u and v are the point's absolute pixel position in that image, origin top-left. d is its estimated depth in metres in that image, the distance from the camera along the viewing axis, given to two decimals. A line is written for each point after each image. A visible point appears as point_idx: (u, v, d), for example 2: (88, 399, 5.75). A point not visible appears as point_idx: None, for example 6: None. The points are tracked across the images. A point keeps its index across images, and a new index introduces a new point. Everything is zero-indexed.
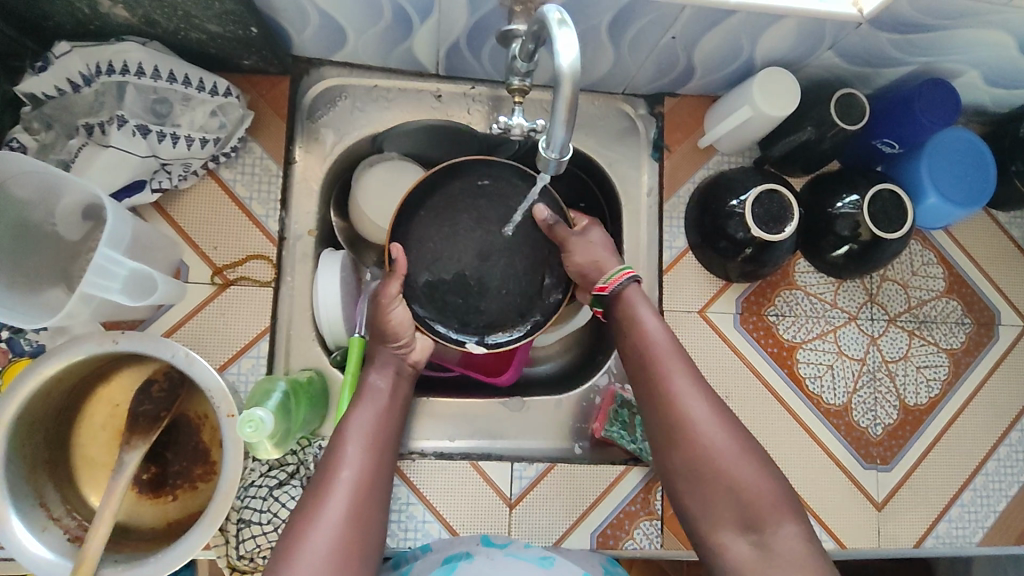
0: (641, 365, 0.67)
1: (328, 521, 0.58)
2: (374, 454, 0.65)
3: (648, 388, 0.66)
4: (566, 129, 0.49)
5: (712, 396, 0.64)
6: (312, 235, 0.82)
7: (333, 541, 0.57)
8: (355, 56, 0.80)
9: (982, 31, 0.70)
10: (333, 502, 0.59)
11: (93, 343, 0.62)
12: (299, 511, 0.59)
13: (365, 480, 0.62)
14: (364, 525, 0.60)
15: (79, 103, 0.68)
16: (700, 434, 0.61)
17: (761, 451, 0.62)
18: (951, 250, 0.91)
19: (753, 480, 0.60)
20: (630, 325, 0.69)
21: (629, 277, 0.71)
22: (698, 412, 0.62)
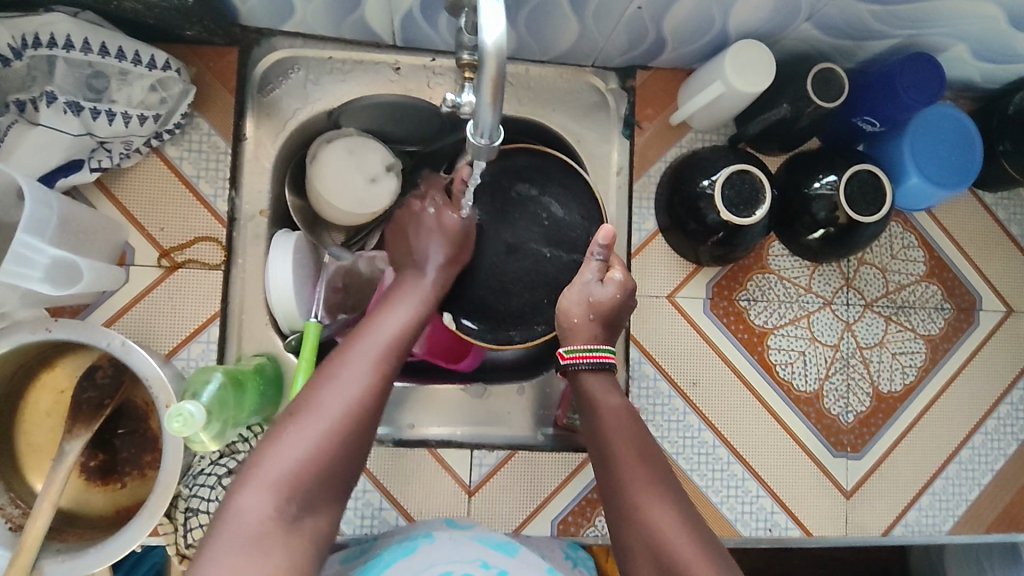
0: (603, 461, 0.61)
1: (325, 415, 0.54)
2: (396, 350, 0.61)
3: (610, 479, 0.60)
4: (493, 111, 0.46)
5: (677, 499, 0.58)
6: (265, 215, 0.79)
7: (324, 436, 0.53)
8: (306, 26, 0.75)
9: (969, 2, 0.65)
10: (338, 390, 0.56)
11: (27, 331, 0.60)
12: (299, 399, 0.56)
13: (379, 377, 0.58)
14: (366, 420, 0.56)
15: (8, 77, 0.64)
16: (664, 542, 0.55)
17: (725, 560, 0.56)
18: (933, 232, 0.88)
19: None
20: (590, 413, 0.63)
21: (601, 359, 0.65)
22: (660, 517, 0.56)
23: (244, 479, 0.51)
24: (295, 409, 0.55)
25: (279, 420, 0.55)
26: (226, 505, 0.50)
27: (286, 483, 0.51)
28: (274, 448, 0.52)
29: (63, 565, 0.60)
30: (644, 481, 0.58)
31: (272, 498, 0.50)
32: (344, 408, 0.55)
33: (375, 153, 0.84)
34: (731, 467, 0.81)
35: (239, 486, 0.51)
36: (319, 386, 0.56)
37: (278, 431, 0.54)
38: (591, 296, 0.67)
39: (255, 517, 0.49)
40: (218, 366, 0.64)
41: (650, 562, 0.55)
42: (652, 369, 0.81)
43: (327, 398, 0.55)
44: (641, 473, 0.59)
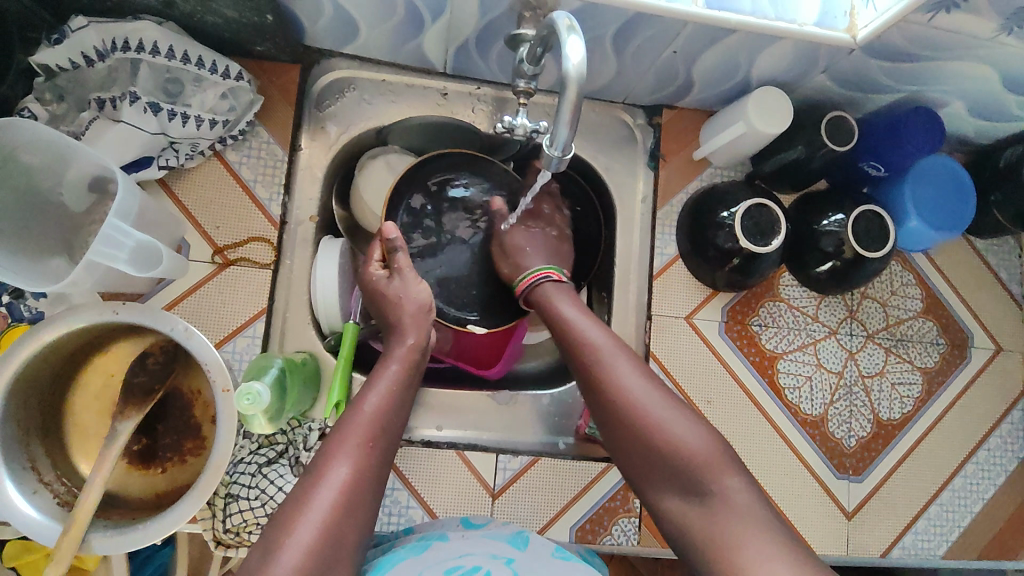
0: (569, 344, 0.67)
1: (307, 530, 0.53)
2: (373, 449, 0.59)
3: (578, 358, 0.66)
4: (569, 129, 0.52)
5: (640, 362, 0.65)
6: (313, 221, 0.83)
7: (307, 553, 0.52)
8: (365, 49, 0.81)
9: (969, 64, 0.73)
10: (319, 502, 0.54)
11: (93, 313, 0.63)
12: (277, 521, 0.54)
13: (356, 484, 0.57)
14: (347, 526, 0.55)
15: (92, 77, 0.69)
16: (634, 399, 0.61)
17: (690, 407, 0.62)
18: (929, 273, 0.95)
19: (694, 443, 0.59)
20: (553, 312, 0.71)
21: (546, 275, 0.76)
22: (626, 376, 0.62)
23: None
24: (277, 529, 0.53)
25: (260, 544, 0.53)
26: None
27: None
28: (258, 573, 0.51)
29: (112, 540, 0.62)
30: (611, 351, 0.65)
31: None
32: (324, 521, 0.54)
33: None
34: None
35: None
36: (297, 506, 0.54)
37: (263, 553, 0.52)
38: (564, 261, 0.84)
39: None
40: (274, 355, 0.67)
41: (626, 429, 0.61)
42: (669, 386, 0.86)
43: (306, 517, 0.54)
44: (603, 350, 0.65)
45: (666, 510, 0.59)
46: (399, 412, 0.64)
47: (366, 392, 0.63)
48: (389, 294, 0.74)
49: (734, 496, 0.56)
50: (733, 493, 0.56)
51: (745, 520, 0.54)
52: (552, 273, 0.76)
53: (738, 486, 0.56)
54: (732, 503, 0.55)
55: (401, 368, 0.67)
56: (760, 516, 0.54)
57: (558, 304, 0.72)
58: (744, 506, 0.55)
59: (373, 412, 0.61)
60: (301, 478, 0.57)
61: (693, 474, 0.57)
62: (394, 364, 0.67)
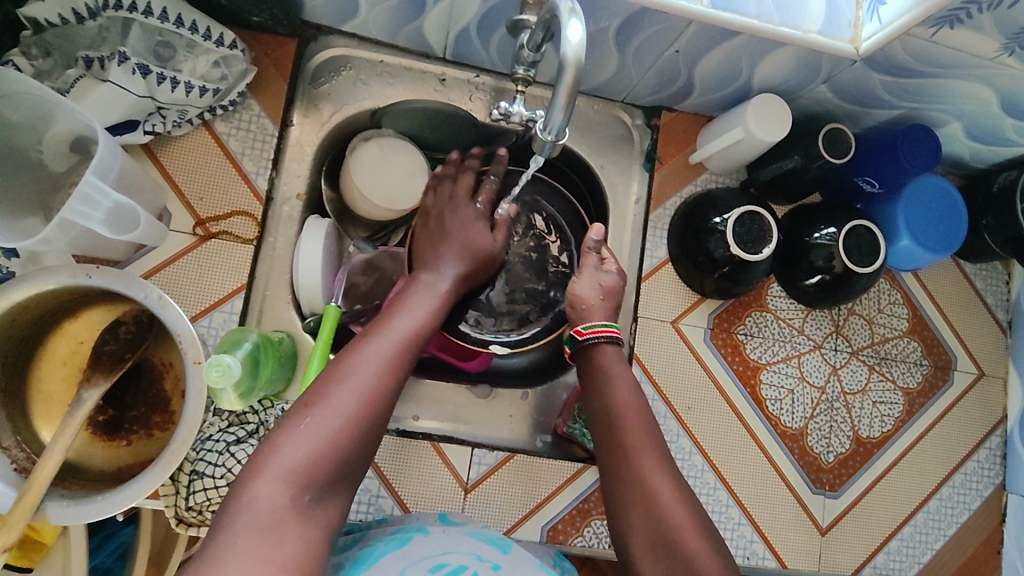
0: (611, 434, 0.67)
1: (343, 405, 0.53)
2: (407, 348, 0.60)
3: (616, 450, 0.65)
4: (564, 113, 0.51)
5: (676, 473, 0.64)
6: (300, 199, 0.82)
7: (340, 427, 0.53)
8: (364, 28, 0.80)
9: (967, 83, 0.73)
10: (357, 382, 0.55)
11: (65, 275, 0.61)
12: (311, 394, 0.54)
13: (389, 373, 0.57)
14: (379, 415, 0.55)
15: (81, 34, 0.67)
16: (665, 510, 0.61)
17: (714, 529, 0.61)
18: (917, 293, 0.94)
19: (707, 557, 0.59)
20: (605, 380, 0.70)
21: (610, 335, 0.72)
22: (663, 488, 0.62)
23: (256, 469, 0.50)
24: (309, 402, 0.53)
25: (290, 413, 0.54)
26: (239, 491, 0.49)
27: (301, 477, 0.50)
28: (282, 444, 0.51)
29: (69, 510, 0.60)
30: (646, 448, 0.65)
31: (289, 488, 0.49)
32: (362, 400, 0.54)
33: (411, 156, 0.88)
34: (716, 493, 0.84)
35: (256, 473, 0.50)
36: (331, 377, 0.55)
37: (291, 423, 0.52)
38: (602, 282, 0.76)
39: (270, 504, 0.48)
40: (250, 330, 0.66)
41: (645, 524, 0.61)
42: (651, 390, 0.85)
43: (343, 391, 0.54)
44: (644, 445, 0.65)
45: None
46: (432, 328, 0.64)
47: (400, 304, 0.64)
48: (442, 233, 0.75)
49: None
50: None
51: None
52: (611, 332, 0.72)
53: None
54: None
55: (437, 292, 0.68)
56: None
57: (612, 371, 0.70)
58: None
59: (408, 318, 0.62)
60: (339, 356, 0.57)
61: None
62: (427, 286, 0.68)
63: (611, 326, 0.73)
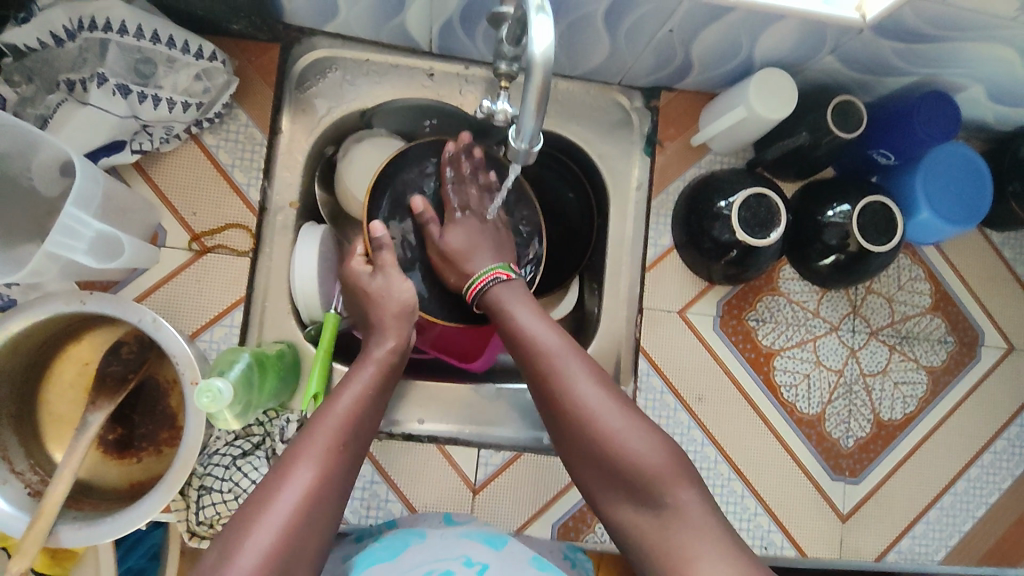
0: (525, 356, 0.65)
1: (262, 537, 0.51)
2: (342, 454, 0.58)
3: (534, 368, 0.64)
4: (536, 118, 0.49)
5: (601, 373, 0.63)
6: (294, 207, 0.81)
7: (264, 560, 0.50)
8: (347, 27, 0.78)
9: (986, 45, 0.68)
10: (279, 506, 0.53)
11: (60, 303, 0.62)
12: (232, 529, 0.52)
13: (320, 488, 0.55)
14: (309, 532, 0.53)
15: (62, 57, 0.67)
16: (588, 413, 0.60)
17: (645, 417, 0.61)
18: (939, 266, 0.90)
19: (650, 456, 0.58)
20: (506, 316, 0.68)
21: (493, 277, 0.71)
22: (586, 392, 0.61)
23: None
24: (231, 539, 0.51)
25: (212, 553, 0.51)
26: None
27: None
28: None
29: (81, 532, 0.62)
30: (567, 360, 0.63)
31: None
32: (283, 526, 0.52)
33: None
34: (731, 484, 0.83)
35: None
36: (259, 507, 0.53)
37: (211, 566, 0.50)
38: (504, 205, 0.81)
39: None
40: (244, 348, 0.66)
41: (585, 443, 0.60)
42: (660, 382, 0.83)
43: (263, 520, 0.52)
44: (561, 358, 0.63)
45: (619, 519, 0.59)
46: (371, 421, 0.63)
47: (338, 393, 0.62)
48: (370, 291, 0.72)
49: (686, 510, 0.56)
50: (686, 505, 0.56)
51: (700, 534, 0.54)
52: (502, 273, 0.72)
53: (691, 500, 0.56)
54: (686, 517, 0.55)
55: (379, 371, 0.66)
56: (710, 528, 0.55)
57: (509, 304, 0.69)
58: (700, 523, 0.55)
59: (345, 414, 0.60)
60: (266, 476, 0.56)
61: (648, 485, 0.57)
62: (371, 367, 0.66)
63: (503, 269, 0.72)
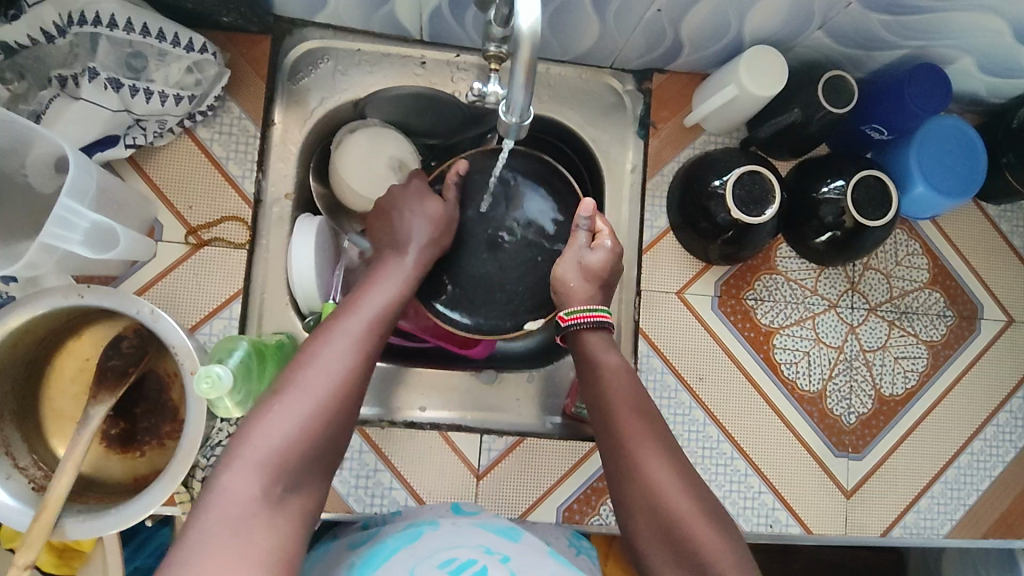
0: (605, 426, 0.63)
1: (322, 379, 0.55)
2: (374, 336, 0.60)
3: (611, 439, 0.62)
4: (524, 92, 0.49)
5: (676, 456, 0.61)
6: (289, 198, 0.81)
7: (311, 407, 0.53)
8: (337, 17, 0.78)
9: (975, 14, 0.68)
10: (335, 352, 0.57)
11: (60, 296, 0.62)
12: (291, 367, 0.56)
13: (357, 359, 0.58)
14: (358, 385, 0.57)
15: (53, 54, 0.67)
16: (663, 493, 0.58)
17: (719, 508, 0.59)
18: (936, 241, 0.90)
19: (718, 543, 0.56)
20: (590, 372, 0.66)
21: (595, 318, 0.68)
22: (660, 473, 0.59)
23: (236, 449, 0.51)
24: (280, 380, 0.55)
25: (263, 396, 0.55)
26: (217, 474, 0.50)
27: (285, 444, 0.52)
28: (258, 423, 0.52)
29: (86, 525, 0.62)
30: (643, 439, 0.61)
31: (268, 467, 0.50)
32: (340, 371, 0.56)
33: (396, 144, 0.87)
34: (734, 463, 0.83)
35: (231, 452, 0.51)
36: (305, 358, 0.56)
37: (272, 395, 0.54)
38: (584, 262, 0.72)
39: (249, 480, 0.50)
40: (242, 337, 0.66)
41: (655, 518, 0.58)
42: (660, 363, 0.83)
43: (324, 361, 0.56)
44: (642, 432, 0.61)
45: None
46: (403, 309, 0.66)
47: (376, 280, 0.67)
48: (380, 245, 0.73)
49: None
50: None
51: None
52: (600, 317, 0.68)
53: None
54: None
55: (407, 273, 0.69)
56: None
57: (596, 358, 0.66)
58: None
59: (373, 304, 0.63)
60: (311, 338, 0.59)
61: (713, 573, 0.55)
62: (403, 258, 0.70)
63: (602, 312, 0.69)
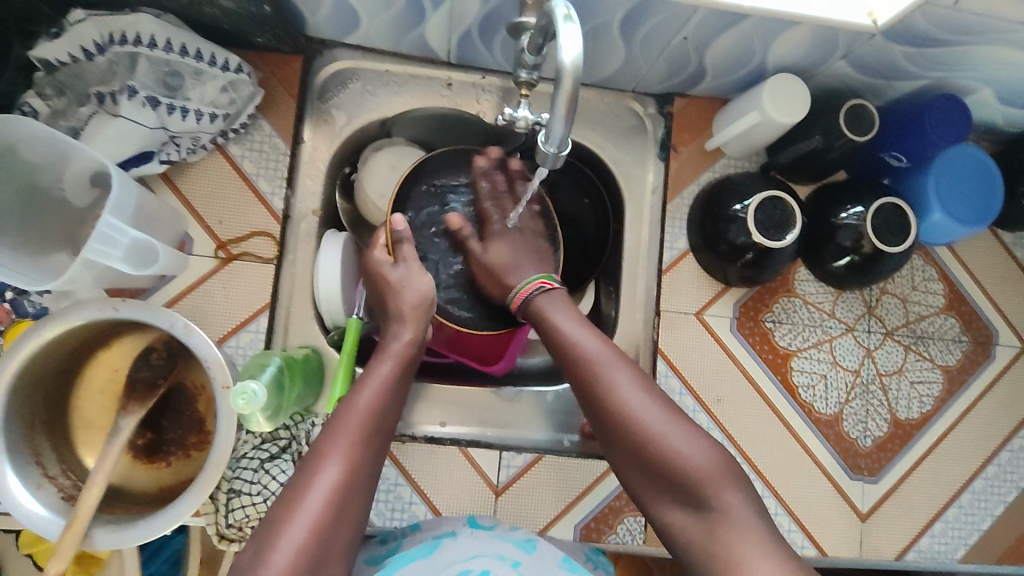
0: (568, 364, 0.65)
1: (295, 533, 0.52)
2: (364, 452, 0.58)
3: (577, 375, 0.64)
4: (565, 123, 0.51)
5: (643, 377, 0.63)
6: (316, 215, 0.82)
7: (296, 558, 0.51)
8: (367, 39, 0.80)
9: (996, 48, 0.69)
10: (313, 498, 0.54)
11: (94, 309, 0.63)
12: (265, 525, 0.53)
13: (346, 487, 0.55)
14: (337, 531, 0.54)
15: (91, 71, 0.68)
16: (634, 418, 0.60)
17: (689, 418, 0.62)
18: (952, 267, 0.91)
19: (693, 450, 0.59)
20: (549, 323, 0.68)
21: (536, 288, 0.71)
22: (629, 397, 0.61)
23: None
24: (264, 534, 0.52)
25: (246, 553, 0.52)
26: None
27: None
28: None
29: (115, 535, 0.63)
30: (608, 365, 0.63)
31: None
32: (314, 522, 0.53)
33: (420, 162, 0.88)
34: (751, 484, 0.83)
35: None
36: (289, 506, 0.53)
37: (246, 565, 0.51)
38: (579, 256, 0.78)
39: None
40: (273, 352, 0.68)
41: (632, 442, 0.60)
42: (678, 384, 0.84)
43: (295, 521, 0.52)
44: (603, 362, 0.63)
45: (670, 521, 0.59)
46: (395, 413, 0.63)
47: (358, 388, 0.61)
48: (391, 281, 0.72)
49: (732, 512, 0.56)
50: (733, 508, 0.56)
51: (745, 535, 0.54)
52: (543, 283, 0.71)
53: (737, 502, 0.56)
54: (733, 519, 0.55)
55: (397, 364, 0.65)
56: (760, 532, 0.55)
57: (550, 308, 0.69)
58: (744, 525, 0.55)
59: (366, 409, 0.59)
60: (293, 476, 0.56)
61: (694, 486, 0.57)
62: (390, 360, 0.65)
63: (544, 279, 0.72)
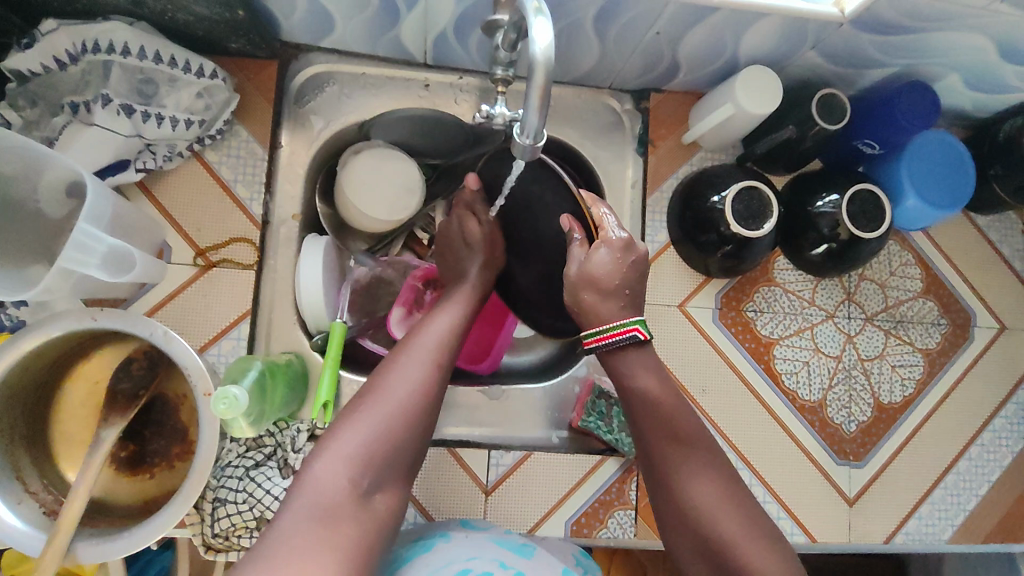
0: (647, 445, 0.65)
1: (355, 438, 0.55)
2: (432, 375, 0.62)
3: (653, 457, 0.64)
4: (539, 115, 0.51)
5: (718, 472, 0.62)
6: (296, 219, 0.82)
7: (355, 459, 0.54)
8: (343, 42, 0.80)
9: (960, 34, 0.70)
10: (380, 403, 0.58)
11: (72, 320, 0.62)
12: (330, 430, 0.57)
13: (412, 402, 0.59)
14: (398, 444, 0.57)
15: (65, 81, 0.68)
16: (705, 513, 0.59)
17: (767, 524, 0.60)
18: (928, 251, 0.92)
19: (764, 560, 0.57)
20: (628, 392, 0.66)
21: (628, 334, 0.65)
22: (703, 491, 0.61)
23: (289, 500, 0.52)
24: (331, 436, 0.56)
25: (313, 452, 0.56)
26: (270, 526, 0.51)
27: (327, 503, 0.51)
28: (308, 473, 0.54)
29: (98, 548, 0.62)
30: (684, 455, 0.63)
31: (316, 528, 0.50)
32: (375, 433, 0.56)
33: (402, 165, 0.87)
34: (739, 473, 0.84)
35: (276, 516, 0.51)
36: (353, 412, 0.58)
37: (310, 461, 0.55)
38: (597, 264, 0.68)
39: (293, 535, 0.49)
40: (255, 357, 0.67)
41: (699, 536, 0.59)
42: None
43: (358, 423, 0.56)
44: (681, 449, 0.63)
45: None
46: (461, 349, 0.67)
47: (428, 322, 0.67)
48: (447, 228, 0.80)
49: None
50: None
51: None
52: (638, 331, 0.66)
53: None
54: None
55: (464, 304, 0.71)
56: None
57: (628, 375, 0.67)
58: None
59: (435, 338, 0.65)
60: (363, 388, 0.61)
61: None
62: (456, 299, 0.71)
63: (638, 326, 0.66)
